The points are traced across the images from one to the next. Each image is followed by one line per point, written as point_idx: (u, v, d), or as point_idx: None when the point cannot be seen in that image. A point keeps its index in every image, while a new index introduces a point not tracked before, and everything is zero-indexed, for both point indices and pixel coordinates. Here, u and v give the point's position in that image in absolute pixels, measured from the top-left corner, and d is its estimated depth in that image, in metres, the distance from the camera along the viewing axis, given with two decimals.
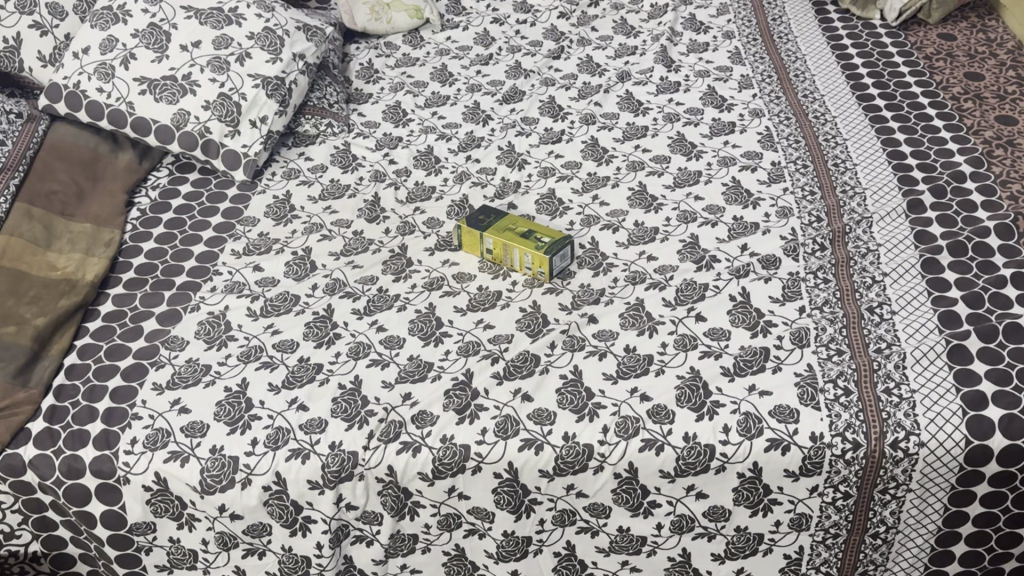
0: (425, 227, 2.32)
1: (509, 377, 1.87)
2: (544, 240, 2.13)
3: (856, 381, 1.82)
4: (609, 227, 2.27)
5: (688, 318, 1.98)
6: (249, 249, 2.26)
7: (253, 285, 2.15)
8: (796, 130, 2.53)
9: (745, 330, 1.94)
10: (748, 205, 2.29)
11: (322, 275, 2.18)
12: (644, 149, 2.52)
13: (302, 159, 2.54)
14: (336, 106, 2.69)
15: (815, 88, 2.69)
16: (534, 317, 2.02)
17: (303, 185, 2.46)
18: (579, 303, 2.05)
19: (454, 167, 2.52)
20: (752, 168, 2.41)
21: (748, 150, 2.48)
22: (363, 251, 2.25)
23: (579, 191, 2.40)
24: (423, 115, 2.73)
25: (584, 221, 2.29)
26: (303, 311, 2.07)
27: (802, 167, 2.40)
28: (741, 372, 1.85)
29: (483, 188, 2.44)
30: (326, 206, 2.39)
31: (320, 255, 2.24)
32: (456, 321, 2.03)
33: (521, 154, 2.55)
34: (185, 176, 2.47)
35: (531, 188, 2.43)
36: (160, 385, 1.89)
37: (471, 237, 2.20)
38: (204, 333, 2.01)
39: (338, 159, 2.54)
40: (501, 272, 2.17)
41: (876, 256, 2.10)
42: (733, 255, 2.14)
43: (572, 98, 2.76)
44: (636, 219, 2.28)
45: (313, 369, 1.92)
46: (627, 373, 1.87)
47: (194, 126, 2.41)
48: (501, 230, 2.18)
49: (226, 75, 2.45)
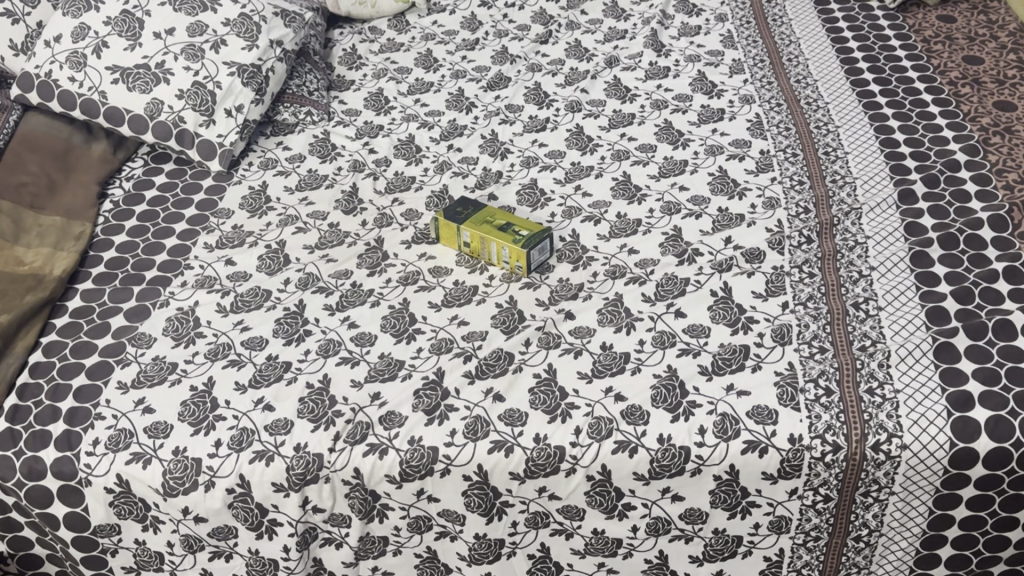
0: (402, 219, 2.26)
1: (481, 376, 1.82)
2: (522, 233, 2.07)
3: (838, 381, 1.76)
4: (590, 219, 2.21)
5: (667, 314, 1.93)
6: (222, 242, 2.21)
7: (224, 279, 2.10)
8: (787, 117, 2.46)
9: (726, 327, 1.88)
10: (734, 195, 2.22)
11: (296, 269, 2.13)
12: (630, 137, 2.46)
13: (281, 149, 2.49)
14: (316, 94, 2.63)
15: (808, 73, 2.62)
16: (510, 313, 1.97)
17: (280, 175, 2.41)
18: (556, 299, 2.00)
19: (435, 156, 2.47)
20: (739, 157, 2.34)
21: (737, 138, 2.41)
22: (338, 244, 2.20)
23: (562, 181, 2.34)
24: (405, 102, 2.67)
25: (565, 213, 2.23)
26: (274, 306, 2.03)
27: (791, 155, 2.33)
28: (720, 370, 1.79)
29: (464, 178, 2.39)
30: (303, 197, 2.34)
31: (294, 248, 2.19)
32: (430, 318, 1.98)
33: (504, 143, 2.49)
34: (160, 166, 2.42)
35: (513, 179, 2.37)
36: (124, 383, 1.85)
37: (448, 229, 2.15)
38: (172, 330, 1.97)
39: (316, 149, 2.49)
40: (479, 265, 2.12)
41: (864, 249, 2.04)
42: (716, 248, 2.07)
43: (558, 85, 2.69)
44: (619, 210, 2.22)
45: (281, 368, 1.87)
46: (602, 372, 1.81)
47: (168, 115, 2.36)
48: (478, 222, 2.13)
49: (201, 63, 2.39)
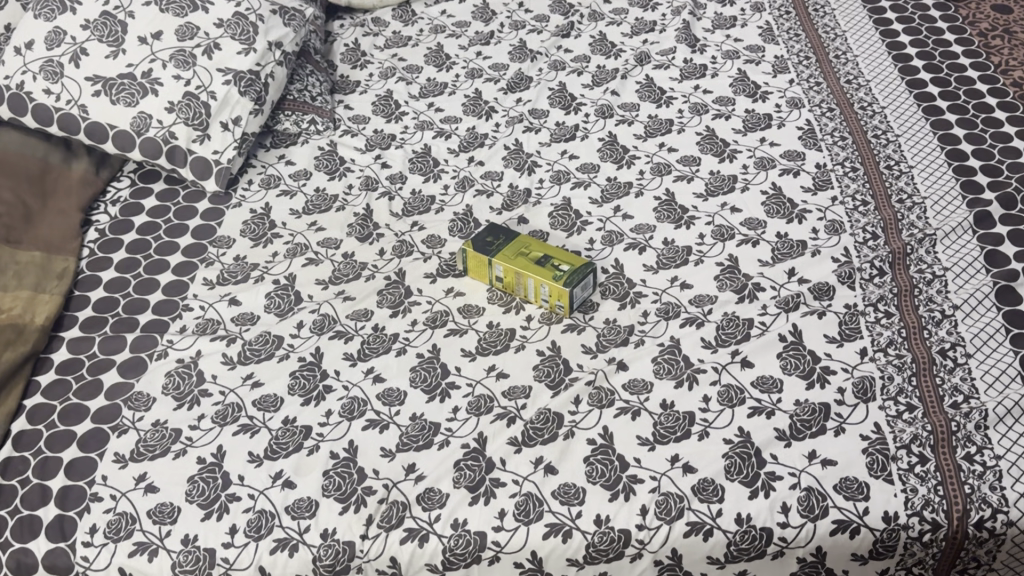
0: (425, 248, 2.04)
1: (529, 444, 1.61)
2: (563, 269, 1.85)
3: (933, 446, 1.57)
4: (634, 246, 1.99)
5: (733, 363, 1.72)
6: (224, 277, 1.98)
7: (228, 323, 1.88)
8: (842, 124, 2.24)
9: (800, 379, 1.68)
10: (793, 218, 2.01)
11: (309, 310, 1.90)
12: (669, 148, 2.24)
13: (283, 164, 2.25)
14: (320, 99, 2.38)
15: (859, 72, 2.39)
16: (554, 363, 1.76)
17: (284, 196, 2.17)
18: (605, 344, 1.79)
19: (455, 171, 2.24)
20: (793, 172, 2.13)
21: (788, 150, 2.19)
22: (354, 278, 1.97)
23: (599, 201, 2.11)
24: (418, 107, 2.43)
25: (606, 239, 2.02)
26: (287, 356, 1.80)
27: (851, 170, 2.12)
28: (799, 435, 1.59)
29: (489, 197, 2.16)
30: (312, 222, 2.10)
31: (305, 283, 1.96)
32: (465, 369, 1.76)
33: (531, 155, 2.26)
34: (149, 187, 2.18)
35: (544, 198, 2.15)
36: (123, 456, 1.64)
37: (478, 262, 1.92)
38: (173, 387, 1.75)
39: (323, 165, 2.25)
40: (514, 303, 1.90)
41: (943, 282, 1.84)
42: (779, 282, 1.87)
43: (585, 85, 2.45)
44: (665, 235, 2.01)
45: (300, 434, 1.66)
46: (665, 437, 1.61)
47: (157, 131, 2.11)
48: (511, 254, 1.91)
49: (192, 70, 2.14)
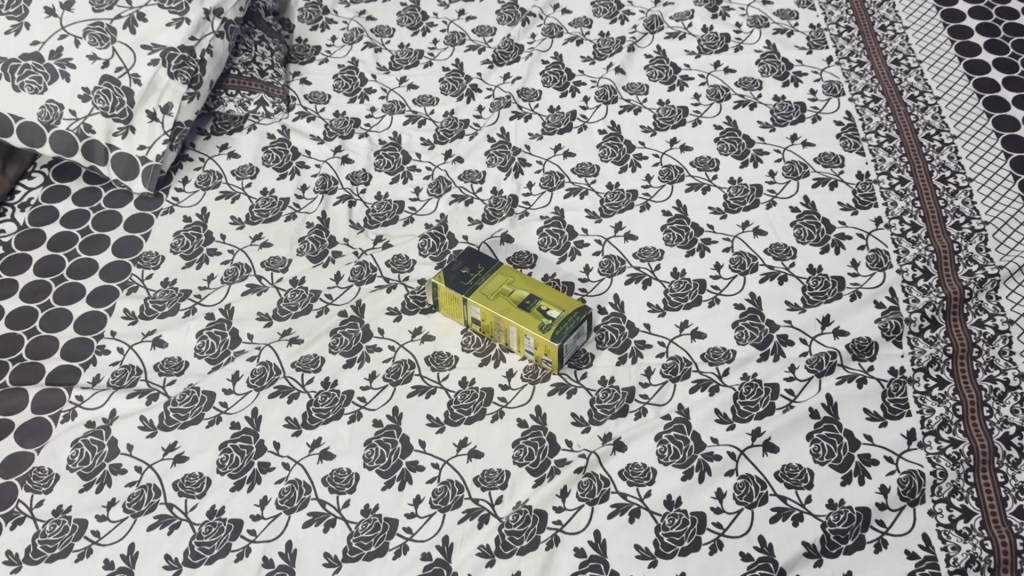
0: (390, 273, 1.72)
1: (504, 554, 1.33)
2: (553, 315, 1.55)
3: (993, 570, 1.30)
4: (637, 278, 1.67)
5: (753, 448, 1.42)
6: (148, 309, 1.66)
7: (151, 373, 1.57)
8: (889, 120, 1.89)
9: (834, 472, 1.40)
10: (829, 246, 1.69)
11: (248, 356, 1.59)
12: (682, 145, 1.89)
13: (225, 157, 1.91)
14: (270, 73, 2.01)
15: (909, 50, 2.03)
16: (537, 438, 1.46)
17: (224, 199, 1.84)
18: (600, 414, 1.48)
19: (428, 169, 1.89)
20: (830, 182, 1.79)
21: (824, 152, 1.85)
22: (303, 312, 1.66)
23: (597, 215, 1.78)
24: (387, 83, 2.07)
25: (603, 266, 1.70)
26: (218, 420, 1.51)
27: (898, 182, 1.79)
28: (832, 551, 1.32)
29: (468, 205, 1.83)
30: (257, 235, 1.77)
31: (245, 319, 1.65)
32: (430, 444, 1.47)
33: (519, 150, 1.91)
34: (65, 186, 1.84)
35: (533, 208, 1.81)
36: (15, 556, 1.37)
37: (451, 299, 1.61)
38: (80, 462, 1.46)
39: (273, 159, 1.91)
40: (493, 351, 1.59)
41: (1007, 341, 1.54)
42: (811, 335, 1.56)
43: (585, 59, 2.08)
44: (675, 265, 1.69)
45: (229, 532, 1.38)
46: (669, 549, 1.33)
47: (70, 123, 1.76)
48: (492, 292, 1.59)
49: (111, 48, 1.77)
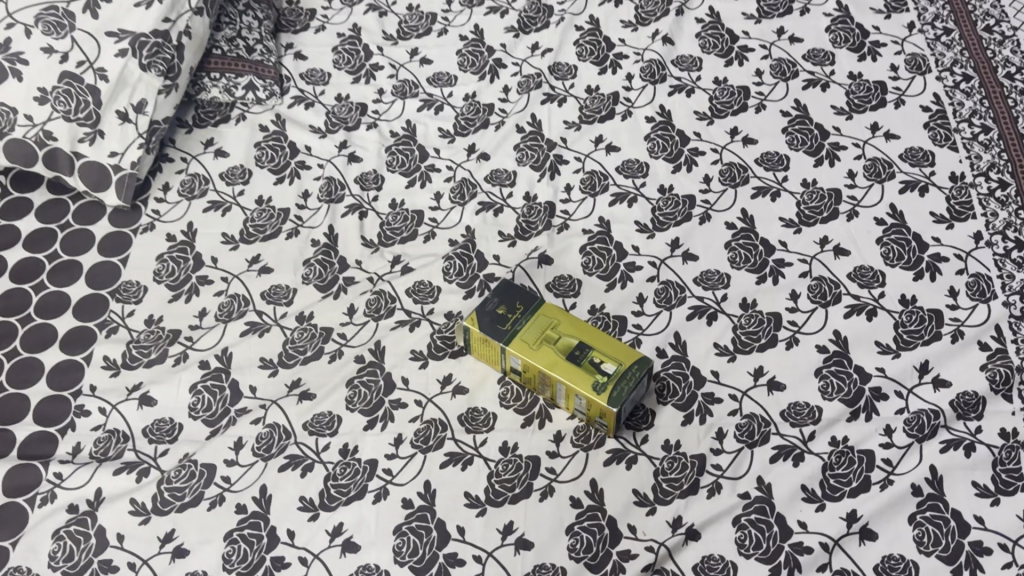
0: (412, 305, 1.48)
1: None
2: (607, 370, 1.32)
3: None
4: (701, 311, 1.44)
5: (848, 536, 1.23)
6: (133, 357, 1.43)
7: (140, 439, 1.36)
8: (983, 105, 1.63)
9: (943, 566, 1.21)
10: (922, 270, 1.46)
11: (251, 418, 1.37)
12: (745, 137, 1.63)
13: (211, 156, 1.64)
14: (259, 49, 1.72)
15: (1005, 12, 1.74)
16: (595, 523, 1.26)
17: (214, 212, 1.58)
18: (666, 491, 1.28)
19: (449, 169, 1.63)
20: (919, 186, 1.55)
21: (911, 147, 1.59)
22: (313, 356, 1.43)
23: (650, 228, 1.53)
24: (396, 57, 1.78)
25: (660, 294, 1.46)
26: (222, 502, 1.30)
27: (999, 185, 1.54)
28: None
29: (498, 215, 1.57)
30: (255, 258, 1.53)
31: (245, 367, 1.42)
32: (471, 531, 1.26)
33: (554, 144, 1.65)
34: (27, 199, 1.58)
35: (574, 218, 1.56)
36: None
37: (486, 345, 1.38)
38: (64, 558, 1.26)
39: (267, 158, 1.64)
40: (536, 406, 1.37)
41: None
42: (907, 387, 1.34)
43: (626, 24, 1.79)
44: (744, 294, 1.45)
45: None
46: None
47: (26, 130, 1.49)
48: (535, 339, 1.36)
49: (69, 38, 1.49)
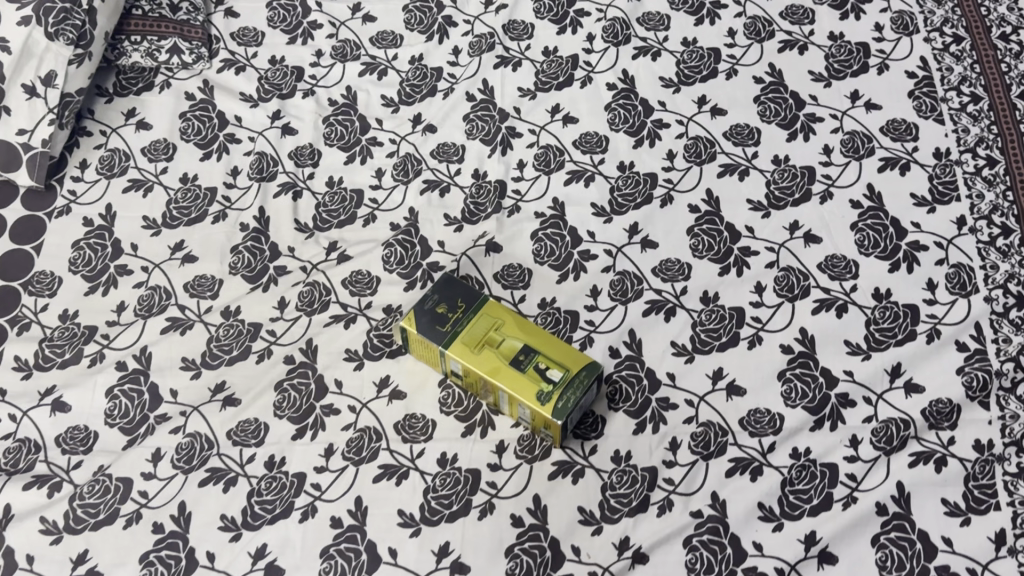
0: (347, 298, 1.37)
1: None
2: (553, 378, 1.22)
3: None
4: (658, 305, 1.33)
5: (806, 560, 1.15)
6: (46, 357, 1.33)
7: (52, 449, 1.26)
8: (974, 71, 1.49)
9: None
10: (898, 260, 1.35)
11: (171, 426, 1.28)
12: (713, 107, 1.50)
13: (133, 129, 1.52)
14: (184, 7, 1.57)
15: None
16: (537, 545, 1.17)
17: (135, 193, 1.46)
18: (614, 508, 1.19)
19: (391, 143, 1.50)
20: (900, 164, 1.42)
21: (893, 119, 1.46)
22: (240, 356, 1.33)
23: (607, 211, 1.41)
24: (338, 14, 1.63)
25: (615, 286, 1.35)
26: (139, 520, 1.21)
27: (986, 163, 1.41)
28: None
29: (443, 195, 1.45)
30: (178, 245, 1.41)
31: (166, 369, 1.32)
32: (403, 552, 1.18)
33: (506, 115, 1.51)
34: None
35: (525, 199, 1.44)
36: None
37: (424, 346, 1.27)
38: None
39: (193, 131, 1.51)
40: (478, 412, 1.28)
41: None
42: (877, 392, 1.25)
43: None
44: (705, 286, 1.34)
45: None
46: None
47: None
48: (476, 341, 1.25)
49: None
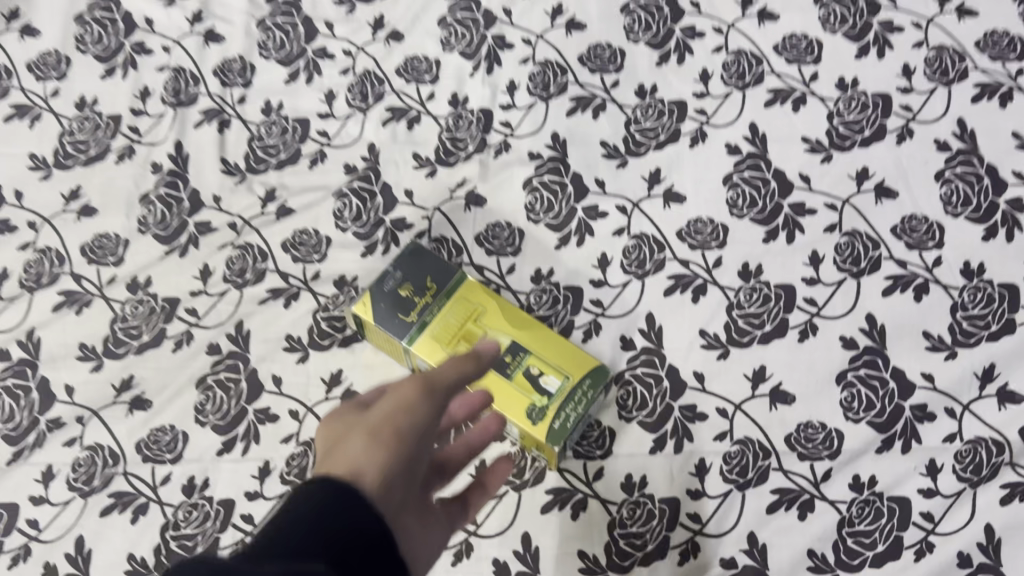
0: (289, 265, 1.08)
1: None
2: (547, 389, 0.94)
3: None
4: (684, 281, 1.04)
5: None
6: None
7: None
8: None
9: None
10: (995, 223, 1.05)
11: (66, 436, 1.02)
12: (760, 11, 1.17)
13: (17, 36, 1.20)
14: None
15: None
16: None
17: (21, 123, 1.16)
18: (624, 554, 0.94)
19: (347, 55, 1.18)
20: (1001, 92, 1.11)
21: (992, 30, 1.14)
22: (153, 342, 1.05)
23: (621, 151, 1.10)
24: None
25: (630, 254, 1.06)
26: (26, 560, 0.97)
27: None
28: None
29: (411, 127, 1.14)
30: (74, 193, 1.12)
31: (60, 358, 1.05)
32: None
33: (493, 19, 1.19)
34: None
35: (516, 133, 1.13)
36: None
37: (382, 338, 0.99)
38: None
39: (93, 39, 1.20)
40: None
41: None
42: (962, 404, 0.98)
43: None
44: (745, 256, 1.05)
45: None
46: None
47: None
48: (450, 335, 0.97)
49: None
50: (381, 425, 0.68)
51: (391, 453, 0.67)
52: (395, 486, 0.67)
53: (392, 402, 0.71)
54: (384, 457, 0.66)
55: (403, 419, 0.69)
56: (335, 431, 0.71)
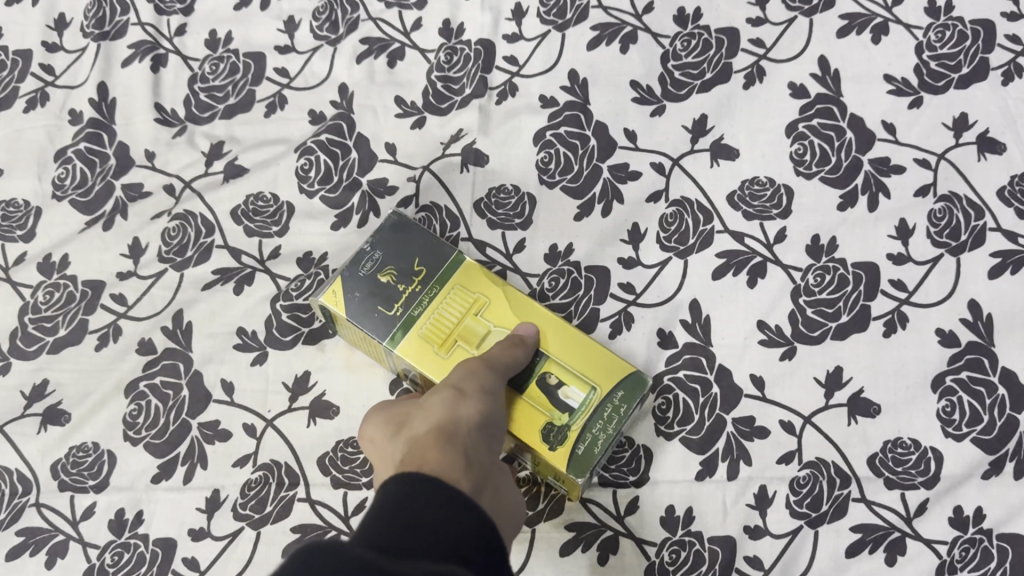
0: (241, 239, 0.86)
1: None
2: (569, 404, 0.73)
3: None
4: (738, 258, 0.83)
5: None
6: None
7: None
8: None
9: None
10: None
11: None
12: None
13: None
14: None
15: None
16: None
17: None
18: None
19: None
20: None
21: None
22: (72, 337, 0.84)
23: (657, 95, 0.89)
24: None
25: (669, 225, 0.84)
26: None
27: None
28: None
29: (394, 64, 0.92)
30: None
31: None
32: None
33: None
34: None
35: (526, 71, 0.90)
36: None
37: (357, 336, 0.78)
38: None
39: None
40: None
41: None
42: None
43: None
44: (816, 227, 0.83)
45: None
46: None
47: None
48: (441, 333, 0.75)
49: None
50: (466, 383, 0.66)
51: (479, 409, 0.65)
52: (491, 437, 0.64)
53: (466, 388, 0.66)
54: (473, 408, 0.64)
55: (480, 381, 0.67)
56: (394, 416, 0.67)
